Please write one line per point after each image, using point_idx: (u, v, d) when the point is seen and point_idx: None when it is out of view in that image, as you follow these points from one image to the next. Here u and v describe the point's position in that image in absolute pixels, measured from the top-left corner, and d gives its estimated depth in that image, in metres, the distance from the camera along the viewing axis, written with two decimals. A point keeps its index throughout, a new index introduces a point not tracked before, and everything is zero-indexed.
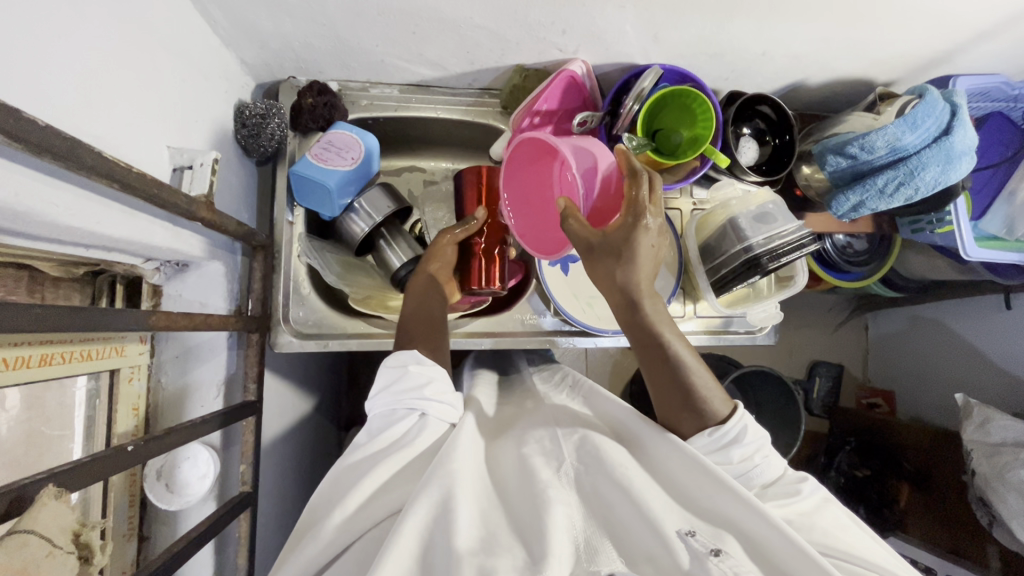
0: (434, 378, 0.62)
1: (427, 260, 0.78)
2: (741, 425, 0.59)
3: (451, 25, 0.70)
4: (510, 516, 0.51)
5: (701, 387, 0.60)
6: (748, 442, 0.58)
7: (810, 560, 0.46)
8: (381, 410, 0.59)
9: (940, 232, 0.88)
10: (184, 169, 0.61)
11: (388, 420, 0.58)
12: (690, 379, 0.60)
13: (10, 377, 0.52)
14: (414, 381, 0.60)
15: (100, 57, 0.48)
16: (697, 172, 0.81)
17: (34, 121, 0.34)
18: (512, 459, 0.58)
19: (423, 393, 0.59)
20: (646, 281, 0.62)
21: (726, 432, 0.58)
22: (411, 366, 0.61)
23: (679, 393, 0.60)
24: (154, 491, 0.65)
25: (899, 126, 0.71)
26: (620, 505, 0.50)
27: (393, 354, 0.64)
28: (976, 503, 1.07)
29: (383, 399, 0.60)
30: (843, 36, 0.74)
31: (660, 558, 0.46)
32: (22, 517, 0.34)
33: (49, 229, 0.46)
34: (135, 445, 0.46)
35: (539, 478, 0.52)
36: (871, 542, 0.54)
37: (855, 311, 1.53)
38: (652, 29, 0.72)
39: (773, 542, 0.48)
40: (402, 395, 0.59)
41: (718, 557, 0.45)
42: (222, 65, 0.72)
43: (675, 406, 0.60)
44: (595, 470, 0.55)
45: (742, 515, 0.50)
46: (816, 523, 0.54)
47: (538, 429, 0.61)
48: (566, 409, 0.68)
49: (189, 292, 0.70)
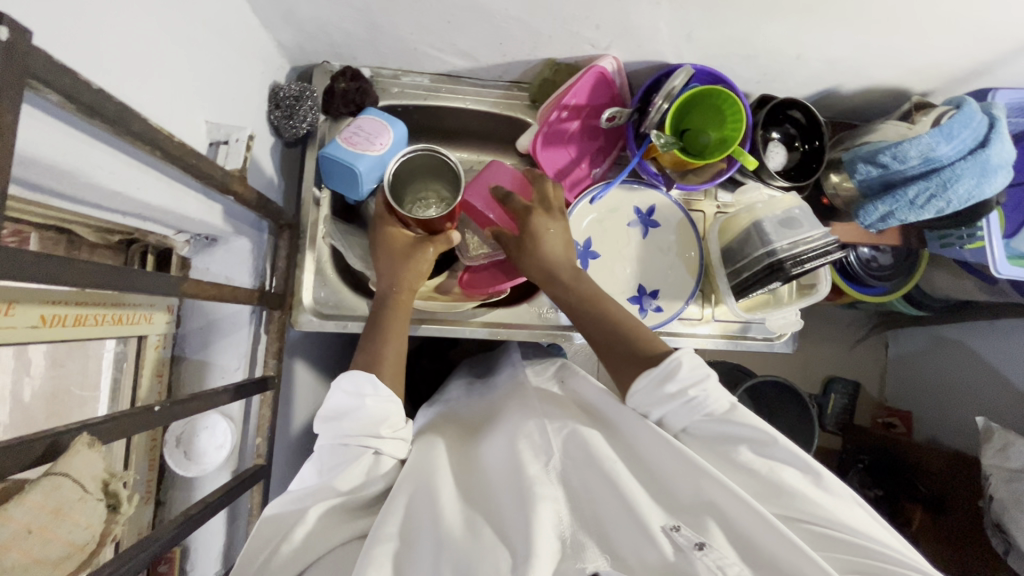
0: (390, 414, 0.60)
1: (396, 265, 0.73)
2: (674, 360, 0.59)
3: (486, 15, 0.71)
4: (497, 511, 0.52)
5: (628, 332, 0.66)
6: (683, 376, 0.58)
7: (791, 548, 0.46)
8: (334, 446, 0.58)
9: (970, 247, 0.87)
10: (220, 144, 0.63)
11: (340, 457, 0.57)
12: (619, 330, 0.67)
13: (43, 333, 0.55)
14: (368, 417, 0.58)
15: (145, 29, 0.50)
16: (725, 173, 0.81)
17: (89, 83, 0.36)
18: (504, 448, 0.58)
19: (378, 431, 0.58)
20: (552, 258, 0.72)
21: (658, 370, 0.59)
22: (368, 399, 0.59)
23: (623, 343, 0.65)
24: (173, 458, 0.69)
25: (933, 136, 0.70)
26: (606, 500, 0.51)
27: (348, 374, 0.61)
28: (992, 529, 1.04)
29: (335, 433, 0.58)
30: (881, 43, 0.73)
31: (646, 553, 0.46)
32: (58, 461, 0.35)
33: (94, 192, 0.48)
34: (162, 406, 0.47)
35: (527, 473, 0.52)
36: (844, 501, 0.53)
37: (875, 328, 1.51)
38: (687, 27, 0.72)
39: (759, 534, 0.48)
40: (354, 429, 0.57)
41: (703, 551, 0.46)
42: (259, 46, 0.73)
43: (614, 355, 0.66)
44: (583, 465, 0.55)
45: (730, 504, 0.49)
46: (783, 482, 0.53)
47: (524, 421, 0.61)
48: (551, 397, 0.68)
49: (217, 266, 0.73)
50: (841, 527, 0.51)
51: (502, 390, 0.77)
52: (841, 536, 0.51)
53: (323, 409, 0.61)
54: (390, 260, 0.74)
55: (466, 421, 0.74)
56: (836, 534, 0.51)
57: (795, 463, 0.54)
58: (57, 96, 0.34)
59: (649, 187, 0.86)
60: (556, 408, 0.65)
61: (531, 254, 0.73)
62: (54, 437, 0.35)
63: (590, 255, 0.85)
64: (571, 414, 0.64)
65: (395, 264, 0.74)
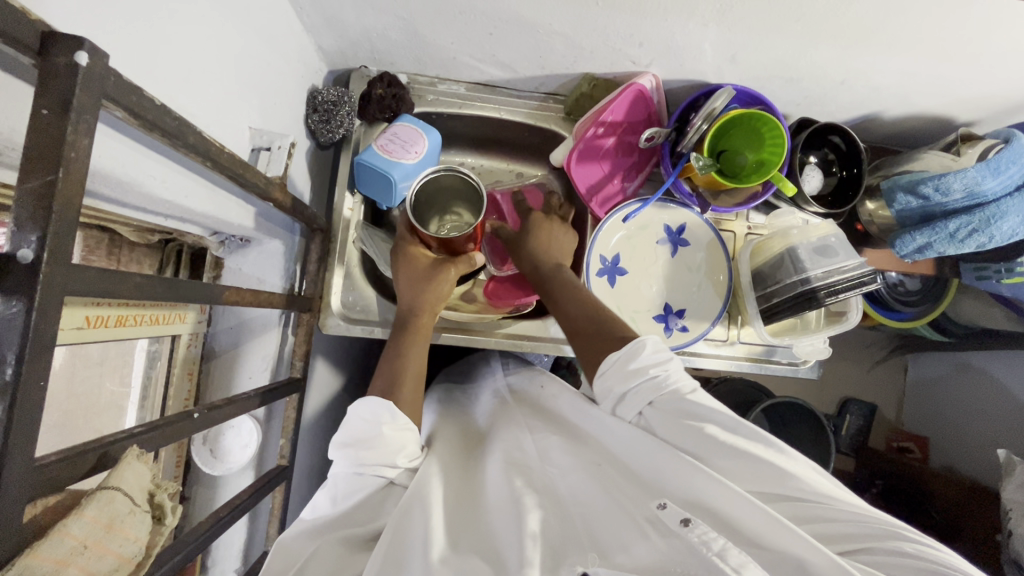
0: (406, 443, 0.60)
1: (417, 290, 0.73)
2: (637, 341, 0.59)
3: (530, 29, 0.71)
4: (490, 536, 0.51)
5: (603, 318, 0.67)
6: (645, 356, 0.58)
7: (775, 522, 0.44)
8: (349, 475, 0.57)
9: (1007, 282, 0.85)
10: (262, 150, 0.64)
11: (355, 487, 0.56)
12: (593, 314, 0.67)
13: (90, 334, 0.56)
14: (387, 445, 0.58)
15: (197, 38, 0.50)
16: (759, 197, 0.80)
17: (152, 100, 0.36)
18: (497, 469, 0.58)
19: (395, 461, 0.58)
20: (542, 250, 0.78)
21: (621, 352, 0.59)
22: (386, 428, 0.59)
23: (593, 333, 0.65)
24: (200, 455, 0.70)
25: (980, 170, 0.68)
26: (595, 502, 0.51)
27: (362, 402, 0.61)
28: (1009, 566, 1.00)
29: (352, 462, 0.57)
30: (930, 72, 0.71)
31: (634, 545, 0.45)
32: (110, 473, 0.36)
33: (144, 199, 0.49)
34: (200, 413, 0.47)
35: (513, 485, 0.53)
36: (808, 466, 0.51)
37: (895, 351, 1.48)
38: (731, 49, 0.71)
39: (741, 512, 0.46)
40: (372, 458, 0.57)
41: (691, 525, 0.44)
42: (301, 50, 0.74)
43: (584, 342, 0.66)
44: (572, 473, 0.56)
45: (709, 489, 0.48)
46: (752, 453, 0.51)
47: (508, 440, 0.63)
48: (535, 413, 0.70)
49: (249, 267, 0.74)
50: (814, 495, 0.49)
51: (494, 405, 0.78)
52: (822, 512, 0.48)
53: (339, 435, 0.60)
54: (412, 285, 0.74)
55: (467, 433, 0.73)
56: (819, 510, 0.48)
57: (758, 431, 0.52)
58: (123, 112, 0.34)
59: (682, 207, 0.85)
60: (548, 423, 0.66)
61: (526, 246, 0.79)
62: (105, 448, 0.36)
63: (617, 271, 0.84)
64: (555, 428, 0.65)
65: (414, 289, 0.73)
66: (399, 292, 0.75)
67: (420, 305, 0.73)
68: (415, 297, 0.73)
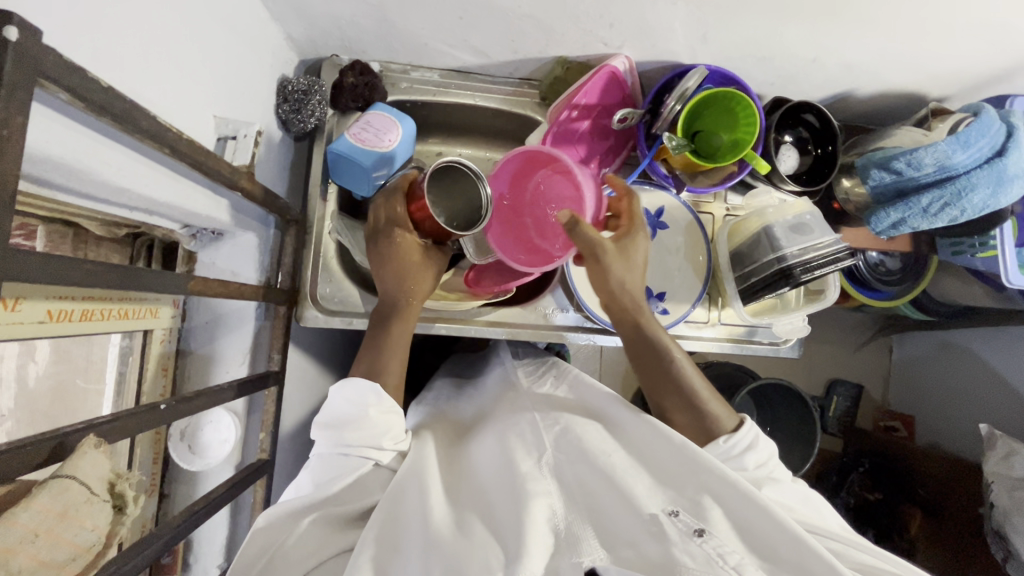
0: (391, 426, 0.60)
1: (399, 275, 0.72)
2: (753, 433, 0.63)
3: (499, 12, 0.70)
4: (491, 514, 0.52)
5: (706, 404, 0.65)
6: (760, 449, 0.62)
7: (795, 541, 0.47)
8: (335, 456, 0.58)
9: (981, 256, 0.86)
10: (228, 140, 0.64)
11: (339, 467, 0.57)
12: (697, 399, 0.65)
13: (51, 329, 0.55)
14: (371, 427, 0.58)
15: (153, 25, 0.49)
16: (735, 177, 0.80)
17: (98, 82, 0.35)
18: (496, 454, 0.59)
19: (380, 443, 0.58)
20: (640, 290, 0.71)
21: (739, 441, 0.62)
22: (371, 410, 0.59)
23: (691, 413, 0.64)
24: (177, 451, 0.69)
25: (950, 144, 0.69)
26: (604, 492, 0.51)
27: (349, 379, 0.61)
28: (992, 537, 1.04)
29: (335, 442, 0.58)
30: (900, 47, 0.71)
31: (641, 544, 0.47)
32: (65, 463, 0.36)
33: (100, 188, 0.48)
34: (167, 404, 0.47)
35: (518, 469, 0.53)
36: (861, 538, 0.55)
37: (880, 331, 1.49)
38: (701, 29, 0.71)
39: (767, 530, 0.48)
40: (356, 439, 0.57)
41: (703, 538, 0.46)
42: (268, 39, 0.72)
43: (680, 410, 0.65)
44: (576, 459, 0.56)
45: (730, 496, 0.50)
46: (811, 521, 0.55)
47: (516, 422, 0.62)
48: (546, 395, 0.70)
49: (223, 260, 0.73)
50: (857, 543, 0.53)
51: (491, 394, 0.78)
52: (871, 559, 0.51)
53: (322, 416, 0.60)
54: (398, 274, 0.72)
55: (460, 425, 0.74)
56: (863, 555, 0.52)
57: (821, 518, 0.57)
58: (66, 95, 0.33)
59: (658, 189, 0.85)
60: (555, 407, 0.65)
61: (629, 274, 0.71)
62: (57, 439, 0.36)
63: None
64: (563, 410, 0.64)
65: (398, 275, 0.72)
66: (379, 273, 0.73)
67: (404, 292, 0.72)
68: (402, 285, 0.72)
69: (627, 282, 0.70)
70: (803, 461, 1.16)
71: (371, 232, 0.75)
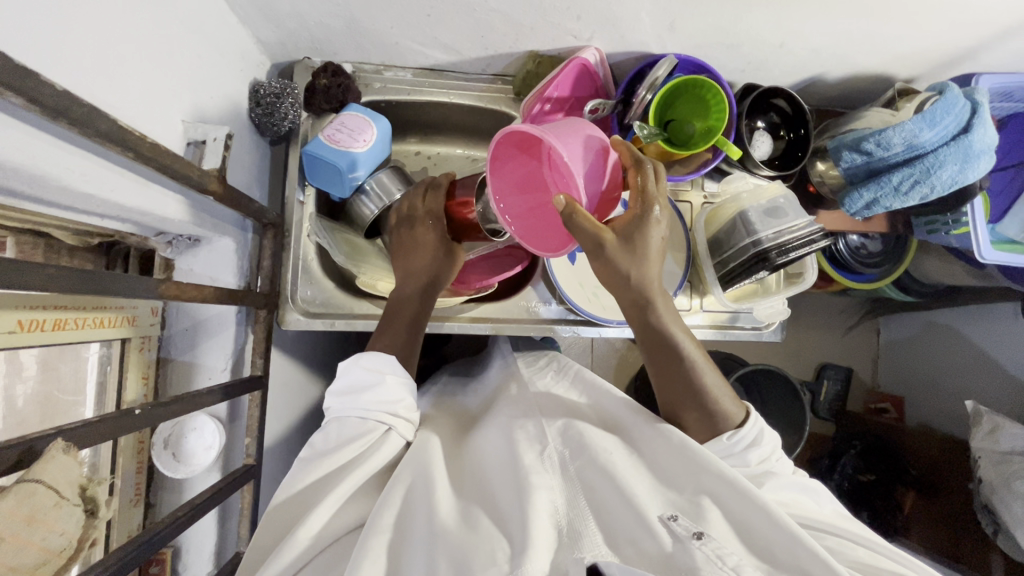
0: (403, 396, 0.62)
1: (417, 259, 0.74)
2: (758, 429, 0.62)
3: (467, 8, 0.70)
4: (495, 505, 0.52)
5: (714, 398, 0.62)
6: (764, 444, 0.61)
7: (790, 539, 0.47)
8: (351, 418, 0.58)
9: (955, 233, 0.87)
10: (198, 144, 0.63)
11: (356, 428, 0.57)
12: (706, 392, 0.62)
13: (25, 339, 0.55)
14: (385, 394, 0.60)
15: (114, 31, 0.49)
16: (709, 164, 0.80)
17: (52, 86, 0.35)
18: (503, 447, 0.59)
19: (393, 409, 0.60)
20: (655, 279, 0.65)
21: (745, 436, 0.60)
22: (388, 376, 0.61)
23: (697, 405, 0.62)
24: (161, 460, 0.67)
25: (917, 123, 0.71)
26: (605, 489, 0.51)
27: (370, 353, 0.63)
28: (981, 511, 1.05)
29: (351, 406, 0.59)
30: (865, 29, 0.72)
31: (642, 542, 0.46)
32: (33, 467, 0.36)
33: (64, 195, 0.47)
34: (143, 409, 0.46)
35: (523, 462, 0.53)
36: (850, 523, 0.56)
37: (866, 313, 1.50)
38: (668, 18, 0.72)
39: (766, 532, 0.48)
40: (373, 404, 0.59)
41: (701, 541, 0.45)
42: (238, 43, 0.72)
43: (687, 402, 0.63)
44: (580, 454, 0.56)
45: (728, 495, 0.50)
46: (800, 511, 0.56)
47: (522, 418, 0.63)
48: (552, 394, 0.71)
49: (201, 266, 0.72)
50: (843, 530, 0.54)
51: (493, 387, 0.79)
52: (854, 546, 0.53)
53: (336, 384, 0.62)
54: (410, 264, 0.74)
55: (463, 417, 0.75)
56: (848, 542, 0.53)
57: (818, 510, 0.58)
58: (19, 100, 0.33)
59: None
60: (559, 408, 0.66)
61: (636, 264, 0.64)
62: (28, 444, 0.36)
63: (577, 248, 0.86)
64: (566, 412, 0.66)
65: (411, 261, 0.74)
66: (405, 261, 0.75)
67: (426, 280, 0.73)
68: (427, 272, 0.73)
69: (632, 276, 0.64)
70: (793, 445, 1.17)
71: (405, 218, 0.77)
